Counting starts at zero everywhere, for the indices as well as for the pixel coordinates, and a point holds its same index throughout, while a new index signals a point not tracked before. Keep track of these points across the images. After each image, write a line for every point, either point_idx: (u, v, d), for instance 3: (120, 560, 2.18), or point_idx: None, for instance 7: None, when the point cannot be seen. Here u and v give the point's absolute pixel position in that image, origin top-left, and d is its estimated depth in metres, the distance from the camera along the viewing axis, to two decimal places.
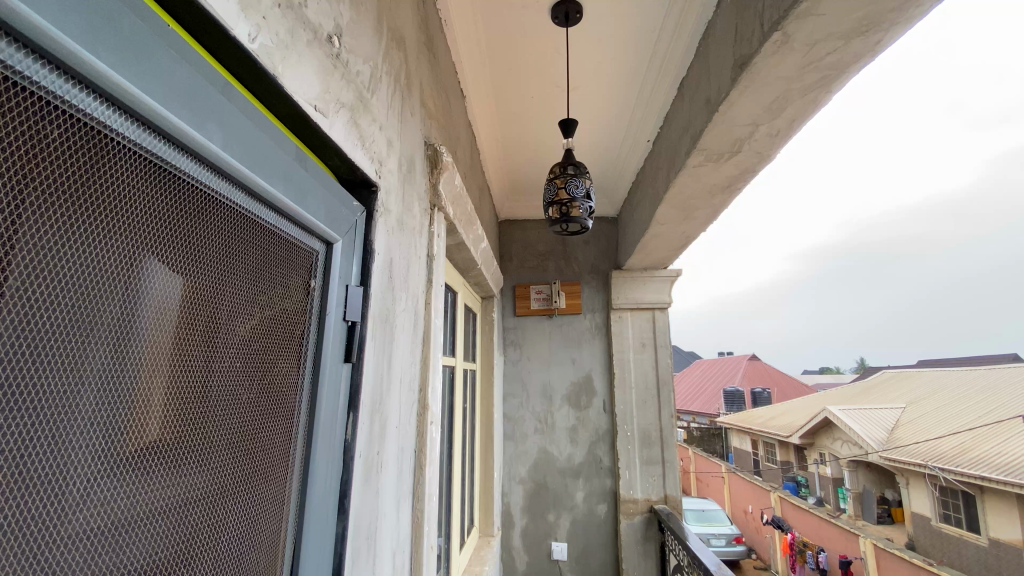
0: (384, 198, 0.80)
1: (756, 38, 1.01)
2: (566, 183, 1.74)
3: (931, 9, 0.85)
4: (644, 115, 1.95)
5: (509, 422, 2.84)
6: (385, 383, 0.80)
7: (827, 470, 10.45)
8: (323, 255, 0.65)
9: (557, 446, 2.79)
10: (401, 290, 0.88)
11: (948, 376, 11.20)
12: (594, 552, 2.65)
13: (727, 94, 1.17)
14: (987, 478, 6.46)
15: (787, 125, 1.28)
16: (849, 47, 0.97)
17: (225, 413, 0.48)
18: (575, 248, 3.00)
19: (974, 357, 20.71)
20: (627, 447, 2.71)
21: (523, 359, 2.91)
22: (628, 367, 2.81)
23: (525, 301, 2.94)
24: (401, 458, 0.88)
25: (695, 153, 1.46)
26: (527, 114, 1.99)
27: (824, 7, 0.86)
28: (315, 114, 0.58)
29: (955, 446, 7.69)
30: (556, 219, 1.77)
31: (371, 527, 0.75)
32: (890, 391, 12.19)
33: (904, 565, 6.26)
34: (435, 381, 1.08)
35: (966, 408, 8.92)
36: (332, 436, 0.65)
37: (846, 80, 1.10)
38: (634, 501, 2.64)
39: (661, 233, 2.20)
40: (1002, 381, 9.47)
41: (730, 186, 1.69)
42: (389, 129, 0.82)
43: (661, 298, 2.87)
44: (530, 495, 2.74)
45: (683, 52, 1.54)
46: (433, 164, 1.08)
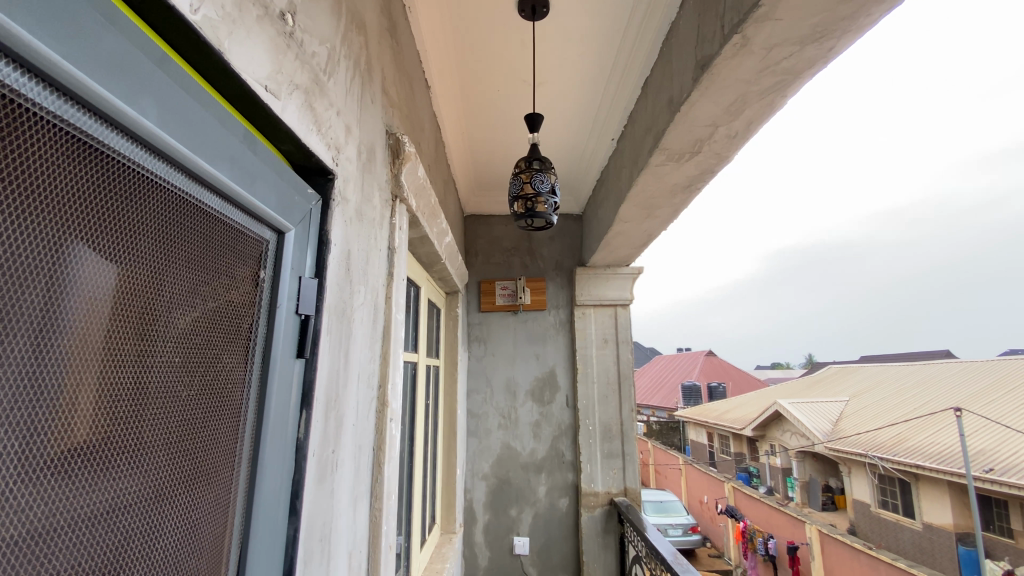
0: (342, 187, 0.77)
1: (717, 40, 1.03)
2: (531, 178, 1.73)
3: (880, 18, 0.89)
4: (609, 114, 1.97)
5: (472, 418, 2.83)
6: (342, 380, 0.77)
7: (778, 461, 10.95)
8: (274, 244, 0.62)
9: (520, 441, 2.80)
10: (359, 283, 0.85)
11: (887, 371, 11.93)
12: (556, 545, 2.68)
13: (689, 94, 1.19)
14: (922, 466, 6.90)
15: (744, 126, 1.31)
16: (804, 53, 1.00)
17: (162, 410, 0.44)
18: (541, 244, 3.01)
19: (908, 354, 22.19)
20: (589, 441, 2.75)
21: (487, 355, 2.90)
22: (591, 363, 2.85)
23: (490, 297, 2.93)
24: (358, 456, 0.86)
25: (657, 153, 1.49)
26: (494, 109, 1.98)
27: (781, 12, 0.88)
28: (265, 94, 0.55)
29: (893, 436, 8.19)
30: (521, 214, 1.76)
31: (325, 527, 0.73)
32: (835, 384, 12.85)
33: (845, 547, 6.59)
34: (395, 376, 1.05)
35: (902, 401, 9.53)
36: (284, 436, 0.62)
37: (800, 86, 1.14)
38: (595, 494, 2.68)
39: (625, 230, 2.23)
40: (934, 375, 10.16)
41: (689, 186, 1.73)
42: (348, 115, 0.79)
43: (623, 294, 2.91)
44: (493, 491, 2.75)
45: (647, 52, 1.56)
46: (395, 155, 1.05)
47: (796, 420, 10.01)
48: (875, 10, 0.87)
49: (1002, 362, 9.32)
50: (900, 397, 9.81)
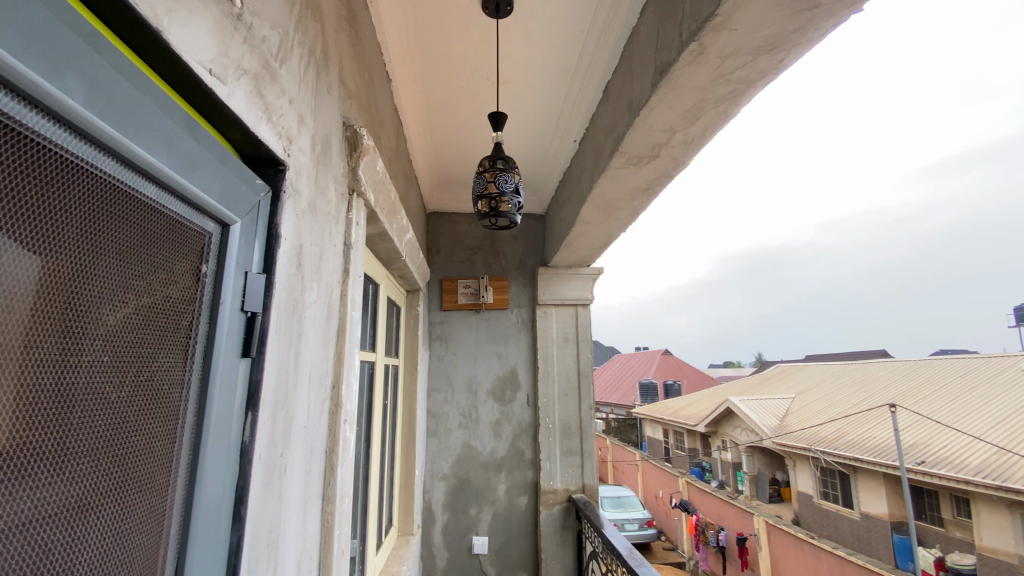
0: (294, 178, 0.74)
1: (675, 46, 1.05)
2: (495, 177, 1.72)
3: (826, 33, 0.94)
4: (571, 116, 1.99)
5: (432, 418, 2.80)
6: (291, 380, 0.74)
7: (729, 456, 11.40)
8: (217, 238, 0.59)
9: (480, 441, 2.80)
10: (312, 279, 0.82)
11: (829, 369, 12.62)
12: (515, 543, 2.69)
13: (648, 99, 1.21)
14: (860, 459, 7.34)
15: (700, 133, 1.35)
16: (756, 63, 1.04)
17: (88, 413, 0.41)
18: (503, 243, 3.00)
19: (847, 353, 23.60)
20: (549, 439, 2.77)
21: (448, 354, 2.87)
22: (551, 361, 2.87)
23: (452, 295, 2.90)
24: (308, 458, 0.83)
25: (617, 155, 1.51)
26: (457, 105, 1.96)
27: (735, 22, 0.91)
28: (210, 78, 0.52)
29: (834, 431, 8.68)
30: (485, 213, 1.75)
31: (272, 533, 0.70)
32: (782, 382, 13.50)
33: (789, 538, 6.92)
34: (350, 376, 1.01)
35: (842, 397, 10.11)
36: (226, 439, 0.59)
37: (752, 95, 1.18)
38: (554, 491, 2.71)
39: (586, 231, 2.25)
40: (871, 373, 10.83)
41: (648, 189, 1.77)
42: (301, 104, 0.76)
43: (584, 294, 2.95)
44: (452, 491, 2.73)
45: (609, 56, 1.58)
46: (353, 148, 1.02)
47: (746, 416, 10.46)
48: (822, 24, 0.91)
49: (930, 361, 10.04)
50: (841, 394, 10.40)
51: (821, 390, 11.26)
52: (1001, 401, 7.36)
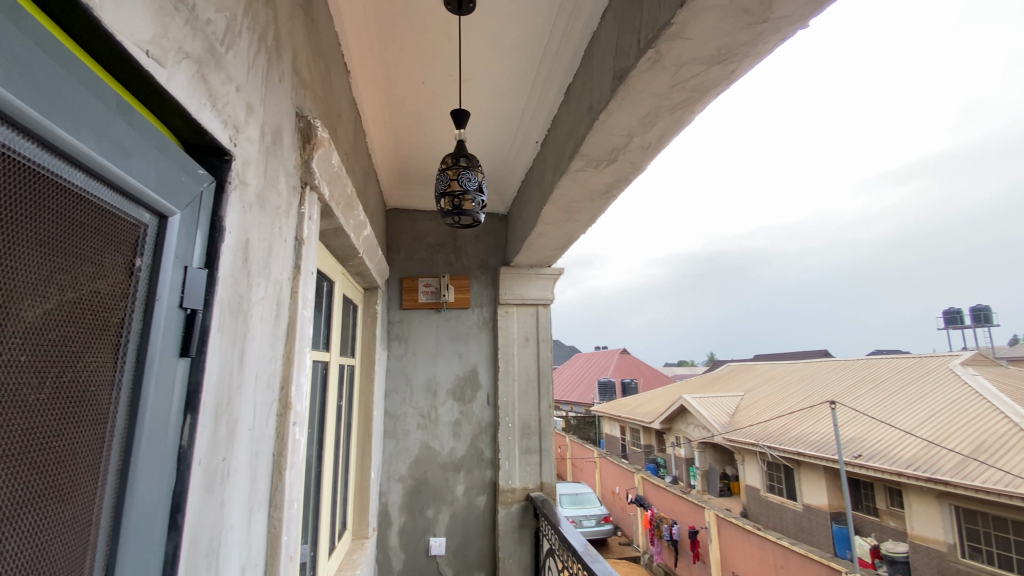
0: (240, 168, 0.71)
1: (633, 53, 1.08)
2: (458, 174, 1.71)
3: (774, 46, 0.98)
4: (533, 116, 2.00)
5: (390, 418, 2.75)
6: (235, 381, 0.71)
7: (682, 452, 11.78)
8: (153, 229, 0.56)
9: (439, 441, 2.77)
10: (259, 274, 0.79)
11: (777, 368, 13.25)
12: (472, 543, 2.68)
13: (607, 103, 1.23)
14: (803, 453, 7.76)
15: (656, 138, 1.39)
16: (710, 72, 1.08)
17: (4, 417, 0.38)
18: (465, 242, 2.99)
19: (792, 353, 24.88)
20: (508, 437, 2.78)
21: (407, 354, 2.83)
22: (512, 361, 2.87)
23: (412, 294, 2.86)
24: (254, 462, 0.79)
25: (577, 158, 1.53)
26: (418, 100, 1.93)
27: (689, 32, 0.94)
28: (148, 61, 0.49)
29: (779, 427, 9.12)
30: (447, 211, 1.74)
31: (212, 542, 0.66)
32: (733, 381, 14.08)
33: (737, 529, 7.20)
34: (301, 376, 0.98)
35: (788, 395, 10.64)
36: (162, 443, 0.55)
37: (705, 104, 1.22)
38: (512, 490, 2.71)
39: (547, 231, 2.27)
40: (814, 372, 11.44)
41: (607, 192, 1.80)
42: (249, 92, 0.73)
43: (546, 294, 2.97)
44: (410, 493, 2.69)
45: (570, 59, 1.59)
46: (306, 140, 0.98)
47: (699, 413, 10.84)
48: (770, 38, 0.95)
49: (867, 360, 10.71)
50: (787, 391, 10.94)
51: (769, 387, 11.81)
52: (928, 398, 7.95)
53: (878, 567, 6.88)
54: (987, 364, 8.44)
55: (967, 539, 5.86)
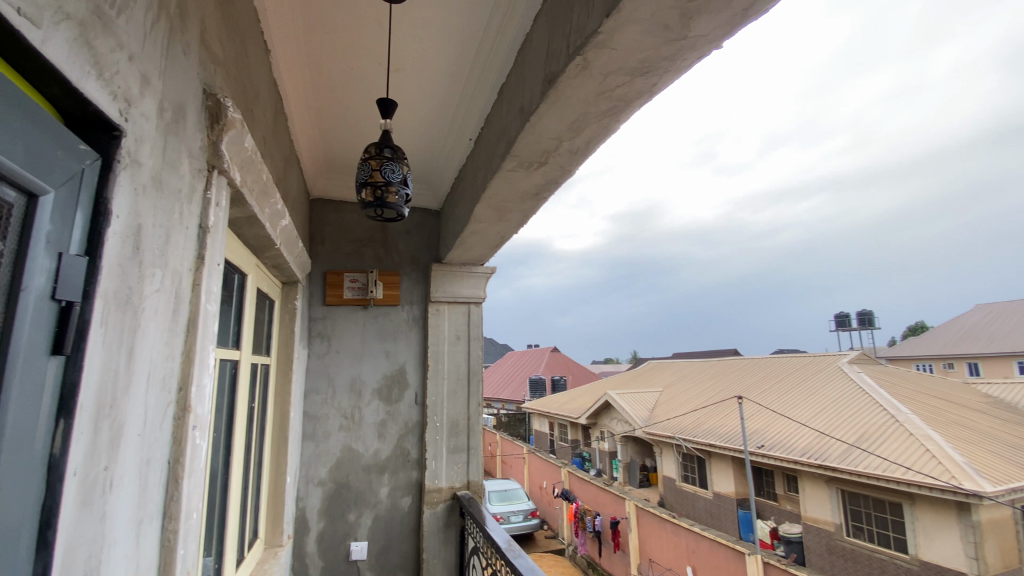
0: (133, 146, 0.64)
1: (563, 58, 1.09)
2: (381, 166, 1.66)
3: (692, 63, 1.05)
4: (466, 114, 1.98)
5: (309, 420, 2.62)
6: (121, 380, 0.64)
7: (606, 446, 12.29)
8: (19, 209, 0.49)
9: (363, 443, 2.68)
10: (153, 264, 0.71)
11: (693, 365, 14.17)
12: (395, 546, 2.62)
13: (537, 106, 1.25)
14: (714, 445, 8.36)
15: (584, 144, 1.43)
16: (634, 83, 1.13)
17: None
18: (395, 237, 2.91)
19: (706, 351, 26.72)
20: (435, 437, 2.74)
21: (331, 352, 2.71)
22: (441, 359, 2.83)
23: (336, 289, 2.74)
24: (144, 470, 0.72)
25: (509, 158, 1.54)
26: (345, 87, 1.85)
27: (614, 42, 0.97)
28: (19, 21, 0.43)
29: (694, 420, 9.77)
30: (369, 202, 1.68)
31: (91, 560, 0.59)
32: (654, 377, 14.87)
33: (654, 518, 7.61)
34: (203, 377, 0.90)
35: (702, 390, 11.42)
36: (29, 452, 0.48)
37: (630, 113, 1.27)
38: (438, 490, 2.68)
39: (479, 230, 2.27)
40: (726, 369, 12.36)
41: (538, 193, 1.82)
42: (144, 62, 0.66)
43: (478, 293, 2.95)
44: (330, 497, 2.59)
45: (503, 59, 1.60)
46: (214, 120, 0.91)
47: (623, 408, 11.35)
48: (688, 55, 1.01)
49: (770, 358, 11.74)
50: (701, 387, 11.73)
51: (686, 384, 12.61)
52: (819, 392, 8.85)
53: (775, 547, 7.56)
54: (868, 363, 9.55)
55: (852, 519, 6.59)
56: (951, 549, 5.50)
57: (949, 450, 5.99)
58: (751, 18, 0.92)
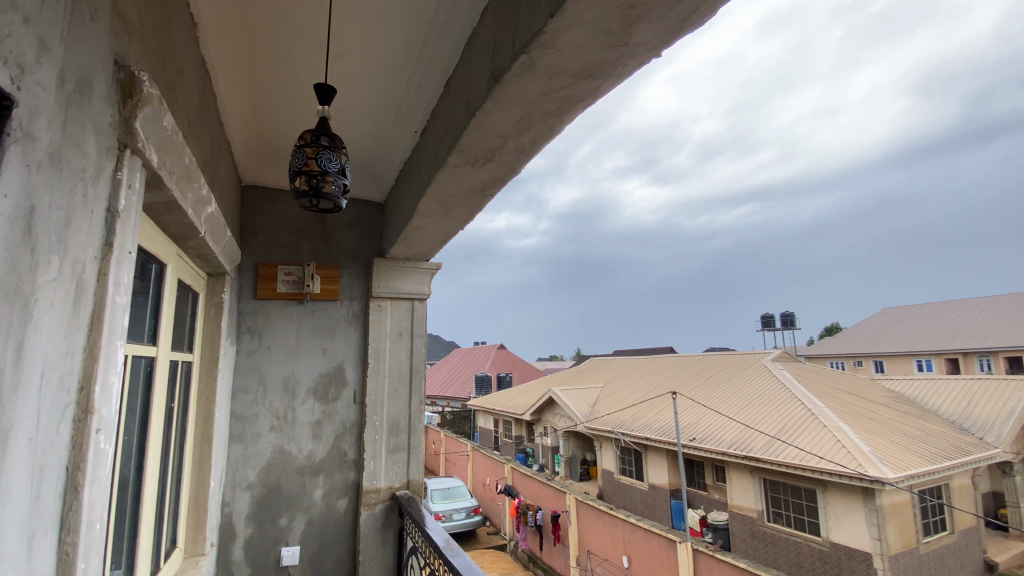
0: (26, 119, 0.57)
1: (509, 56, 1.09)
2: (317, 154, 1.59)
3: (633, 70, 1.08)
4: (411, 105, 1.95)
5: (237, 420, 2.48)
6: (8, 382, 0.57)
7: (549, 441, 12.51)
8: None
9: (296, 444, 2.56)
10: (50, 252, 0.64)
11: (633, 362, 14.72)
12: (329, 549, 2.54)
13: (483, 102, 1.25)
14: (650, 438, 8.73)
15: (529, 143, 1.44)
16: (577, 86, 1.15)
17: None
18: (335, 229, 2.81)
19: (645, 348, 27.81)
20: (374, 436, 2.67)
21: (262, 349, 2.57)
22: (382, 357, 2.75)
23: (269, 283, 2.60)
24: (36, 479, 0.65)
25: (455, 154, 1.52)
26: (281, 70, 1.76)
27: (559, 43, 0.98)
28: None
29: (632, 415, 10.15)
30: (303, 191, 1.60)
31: None
32: (596, 373, 15.30)
33: (593, 511, 7.83)
34: (110, 376, 0.82)
35: (640, 386, 11.88)
36: None
37: (574, 115, 1.29)
38: (376, 491, 2.62)
39: (424, 225, 2.22)
40: (663, 365, 12.93)
41: (483, 190, 1.82)
42: (42, 26, 0.59)
43: (422, 289, 2.88)
44: (259, 501, 2.46)
45: (450, 52, 1.58)
46: (127, 95, 0.83)
47: (565, 404, 11.60)
48: (629, 62, 1.05)
49: (703, 355, 12.40)
50: (639, 383, 12.21)
51: (626, 380, 13.07)
52: (746, 387, 9.46)
53: (704, 534, 8.00)
54: (789, 360, 10.31)
55: (772, 506, 7.11)
56: (858, 532, 6.03)
57: (856, 440, 6.57)
58: (689, 30, 0.96)
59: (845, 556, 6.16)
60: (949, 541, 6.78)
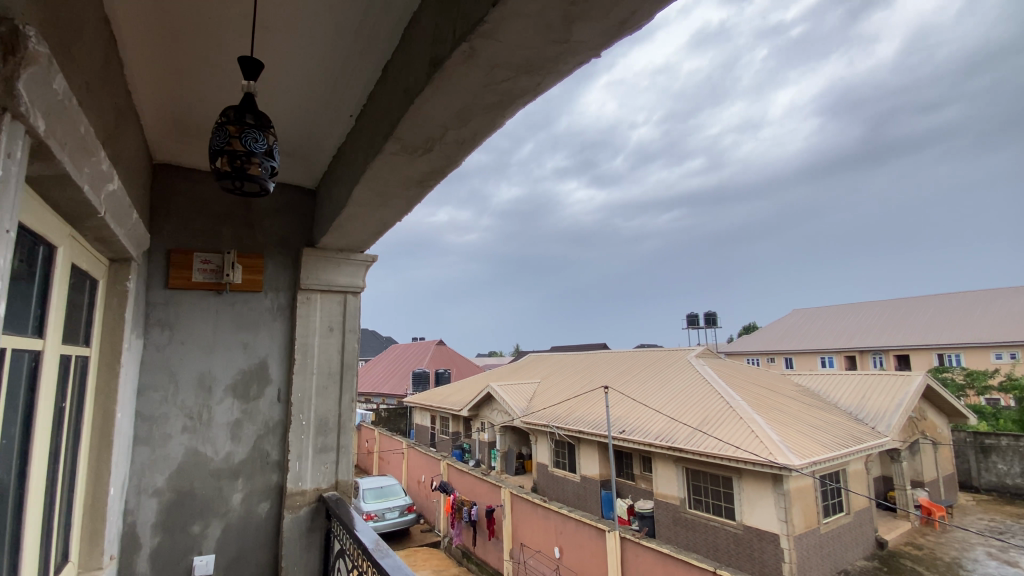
0: None
1: (449, 43, 1.06)
2: (241, 133, 1.48)
3: (574, 68, 1.09)
4: (346, 89, 1.87)
5: (144, 421, 2.27)
6: None
7: (486, 436, 12.55)
8: None
9: (211, 446, 2.39)
10: None
11: (569, 357, 15.07)
12: (248, 556, 2.40)
13: (422, 89, 1.21)
14: (583, 431, 9.00)
15: (469, 135, 1.41)
16: (518, 80, 1.14)
17: None
18: (261, 216, 2.63)
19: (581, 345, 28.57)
20: (300, 436, 2.53)
21: (173, 343, 2.36)
22: (311, 353, 2.62)
23: (183, 271, 2.39)
24: None
25: (391, 141, 1.47)
26: (200, 39, 1.62)
27: (501, 34, 0.97)
28: None
29: (567, 409, 10.40)
30: (226, 172, 1.49)
31: None
32: (534, 369, 15.51)
33: (527, 504, 7.94)
34: None
35: (576, 381, 12.20)
36: None
37: (515, 109, 1.28)
38: (301, 493, 2.49)
39: (357, 215, 2.14)
40: (598, 361, 13.36)
41: (422, 181, 1.77)
42: None
43: (355, 282, 2.77)
44: (168, 508, 2.27)
45: (388, 35, 1.54)
46: (8, 49, 0.72)
47: (503, 399, 11.68)
48: (570, 59, 1.06)
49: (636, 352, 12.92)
50: (575, 378, 12.53)
51: (562, 375, 13.36)
52: (674, 382, 9.98)
53: (631, 523, 8.37)
54: (712, 356, 11.00)
55: (693, 493, 7.56)
56: (768, 516, 6.54)
57: (768, 431, 7.12)
58: (628, 32, 0.98)
59: (756, 538, 6.67)
60: (845, 521, 7.50)
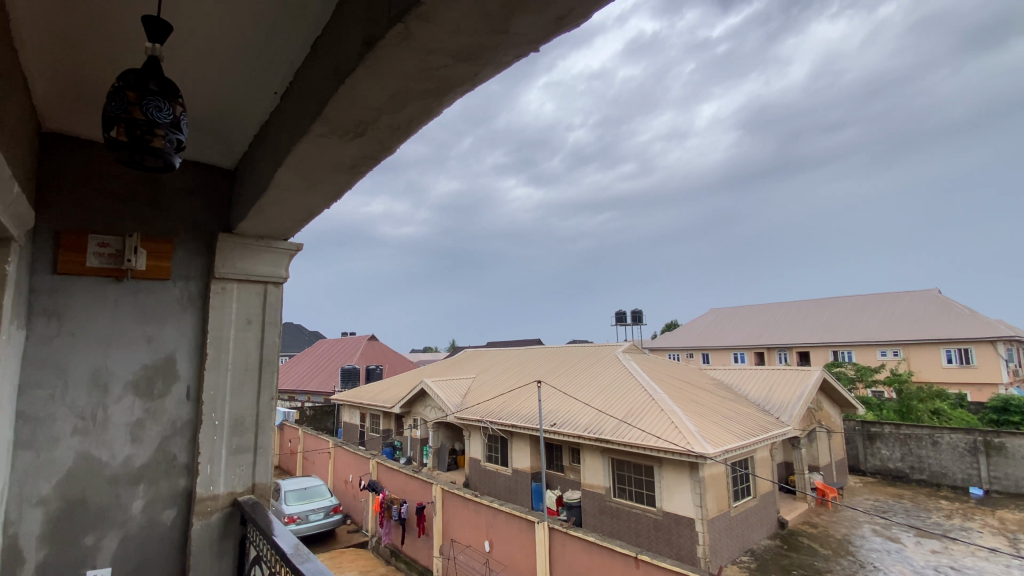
0: None
1: (383, 22, 1.02)
2: (142, 100, 1.34)
3: (512, 59, 1.09)
4: (271, 64, 1.76)
5: (25, 423, 2.00)
6: None
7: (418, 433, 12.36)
8: None
9: (107, 449, 2.16)
10: None
11: (504, 353, 15.20)
12: (150, 568, 2.20)
13: (353, 69, 1.15)
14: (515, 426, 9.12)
15: (403, 120, 1.37)
16: (456, 67, 1.12)
17: None
18: (170, 197, 2.42)
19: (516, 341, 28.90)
20: (212, 437, 2.36)
21: (62, 336, 2.10)
22: (225, 347, 2.44)
23: (75, 254, 2.13)
24: None
25: (320, 123, 1.39)
26: None
27: (439, 17, 0.94)
28: None
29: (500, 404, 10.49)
30: (123, 143, 1.34)
31: None
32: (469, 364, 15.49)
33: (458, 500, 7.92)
34: None
35: (509, 376, 12.33)
36: None
37: (451, 98, 1.26)
38: (213, 498, 2.32)
39: (281, 199, 2.01)
40: (531, 356, 13.58)
41: (353, 167, 1.70)
42: None
43: (277, 271, 2.62)
44: (54, 520, 2.02)
45: (319, 10, 1.46)
46: None
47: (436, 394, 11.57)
48: (508, 51, 1.05)
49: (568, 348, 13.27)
50: (509, 373, 12.66)
51: (496, 370, 13.45)
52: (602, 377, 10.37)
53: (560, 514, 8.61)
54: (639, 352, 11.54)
55: (618, 483, 7.91)
56: (686, 502, 6.97)
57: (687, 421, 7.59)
58: (565, 28, 1.00)
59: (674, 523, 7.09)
60: (751, 504, 8.16)
